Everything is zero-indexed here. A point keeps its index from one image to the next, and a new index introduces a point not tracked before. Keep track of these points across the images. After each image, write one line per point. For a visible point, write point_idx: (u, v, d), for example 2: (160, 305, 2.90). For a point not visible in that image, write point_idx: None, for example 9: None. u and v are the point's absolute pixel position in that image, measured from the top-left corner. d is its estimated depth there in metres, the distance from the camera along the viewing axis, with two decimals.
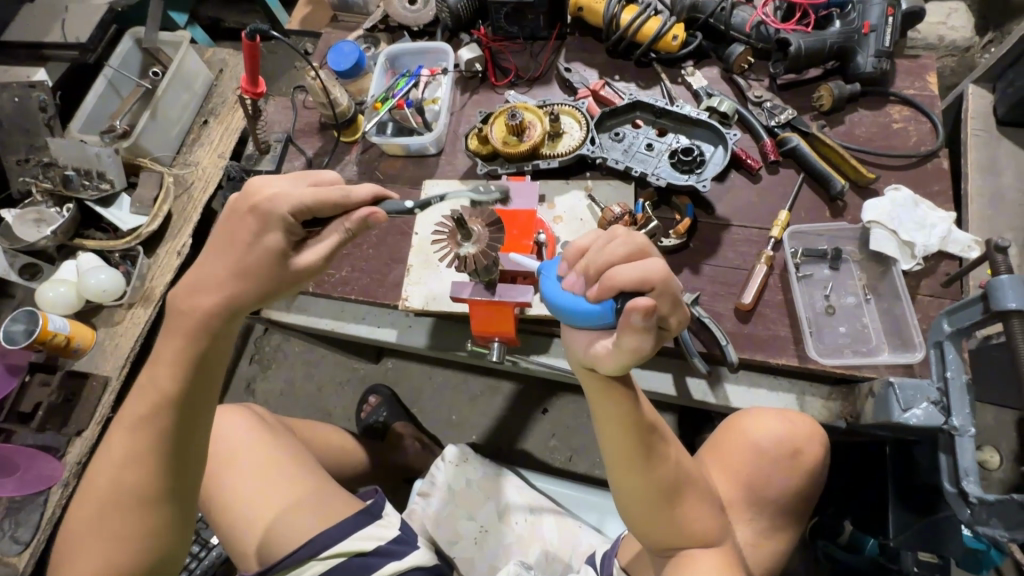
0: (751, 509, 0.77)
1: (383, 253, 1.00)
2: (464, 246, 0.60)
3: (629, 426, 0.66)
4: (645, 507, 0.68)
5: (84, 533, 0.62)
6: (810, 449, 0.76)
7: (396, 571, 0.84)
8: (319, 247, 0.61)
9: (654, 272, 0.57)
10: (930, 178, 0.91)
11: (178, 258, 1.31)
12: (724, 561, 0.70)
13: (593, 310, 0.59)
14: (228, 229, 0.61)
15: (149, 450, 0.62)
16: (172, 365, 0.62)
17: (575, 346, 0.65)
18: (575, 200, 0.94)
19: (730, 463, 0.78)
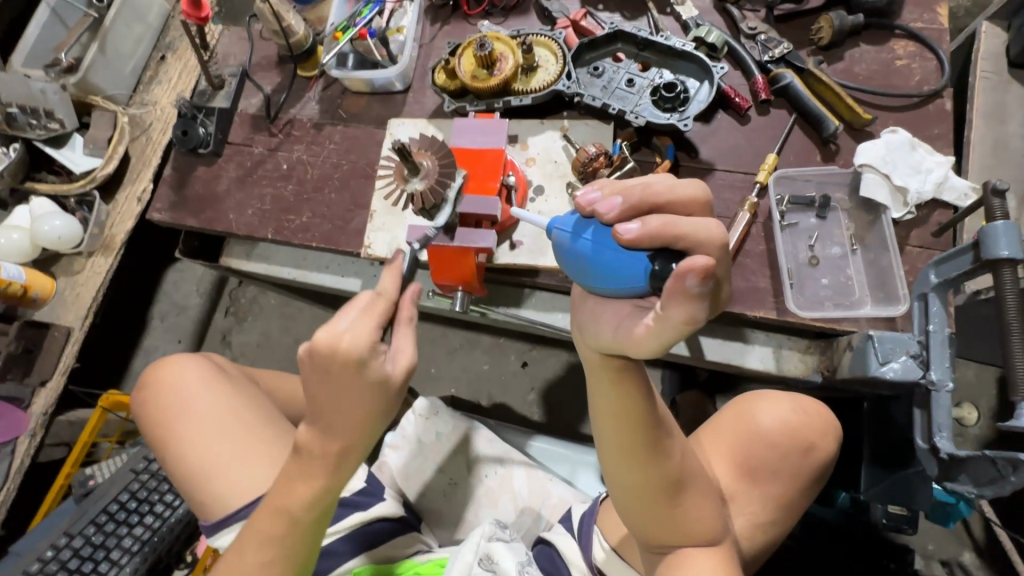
0: (754, 500, 0.73)
1: (346, 198, 0.94)
2: (412, 182, 0.55)
3: (638, 414, 0.64)
4: (644, 499, 0.65)
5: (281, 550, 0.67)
6: (824, 445, 0.75)
7: (361, 521, 0.84)
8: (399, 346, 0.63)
9: (700, 225, 0.53)
10: (932, 120, 0.84)
11: (138, 205, 1.25)
12: (723, 563, 0.65)
13: (626, 270, 0.54)
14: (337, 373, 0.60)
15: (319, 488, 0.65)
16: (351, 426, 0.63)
17: (603, 322, 0.58)
18: (549, 141, 0.87)
19: (734, 453, 0.74)
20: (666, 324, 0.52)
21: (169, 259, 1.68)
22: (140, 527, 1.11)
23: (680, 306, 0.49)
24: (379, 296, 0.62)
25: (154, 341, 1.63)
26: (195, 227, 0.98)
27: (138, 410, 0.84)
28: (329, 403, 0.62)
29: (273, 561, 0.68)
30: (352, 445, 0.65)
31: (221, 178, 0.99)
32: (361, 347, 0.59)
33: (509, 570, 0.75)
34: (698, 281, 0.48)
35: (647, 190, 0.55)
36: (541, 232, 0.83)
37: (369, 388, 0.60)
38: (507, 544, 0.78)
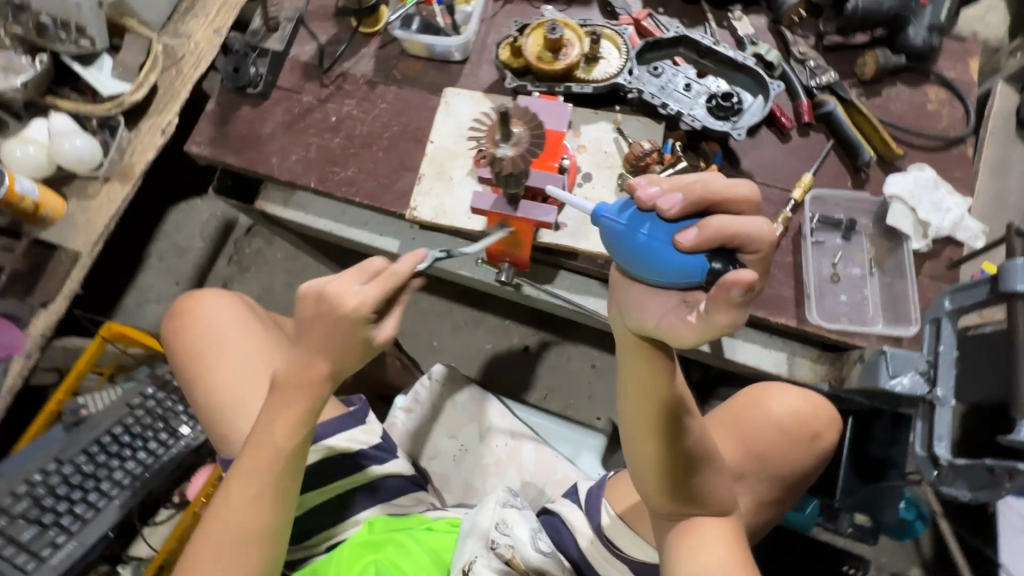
0: (761, 481, 0.77)
1: (394, 159, 0.94)
2: (502, 147, 0.57)
3: (666, 396, 0.65)
4: (660, 474, 0.68)
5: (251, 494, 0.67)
6: (829, 436, 0.81)
7: (376, 475, 0.87)
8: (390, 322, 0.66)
9: (758, 228, 0.53)
10: (953, 164, 0.91)
11: (161, 137, 1.21)
12: (732, 534, 0.70)
13: (680, 268, 0.53)
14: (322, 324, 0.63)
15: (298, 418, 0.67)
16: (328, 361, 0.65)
17: (644, 312, 0.57)
18: (602, 131, 0.91)
19: (747, 438, 0.78)
20: (708, 325, 0.52)
21: (175, 198, 1.64)
22: (132, 462, 1.09)
23: (727, 315, 0.50)
24: (389, 273, 0.63)
25: (150, 279, 1.59)
26: (234, 166, 0.97)
27: (168, 337, 0.84)
28: (314, 344, 0.65)
29: (261, 496, 0.67)
30: (336, 371, 0.66)
31: (266, 122, 0.98)
32: (342, 293, 0.62)
33: (522, 538, 0.75)
34: (743, 292, 0.49)
35: (707, 186, 0.54)
36: (586, 218, 0.86)
37: (353, 344, 0.64)
38: (521, 512, 0.79)
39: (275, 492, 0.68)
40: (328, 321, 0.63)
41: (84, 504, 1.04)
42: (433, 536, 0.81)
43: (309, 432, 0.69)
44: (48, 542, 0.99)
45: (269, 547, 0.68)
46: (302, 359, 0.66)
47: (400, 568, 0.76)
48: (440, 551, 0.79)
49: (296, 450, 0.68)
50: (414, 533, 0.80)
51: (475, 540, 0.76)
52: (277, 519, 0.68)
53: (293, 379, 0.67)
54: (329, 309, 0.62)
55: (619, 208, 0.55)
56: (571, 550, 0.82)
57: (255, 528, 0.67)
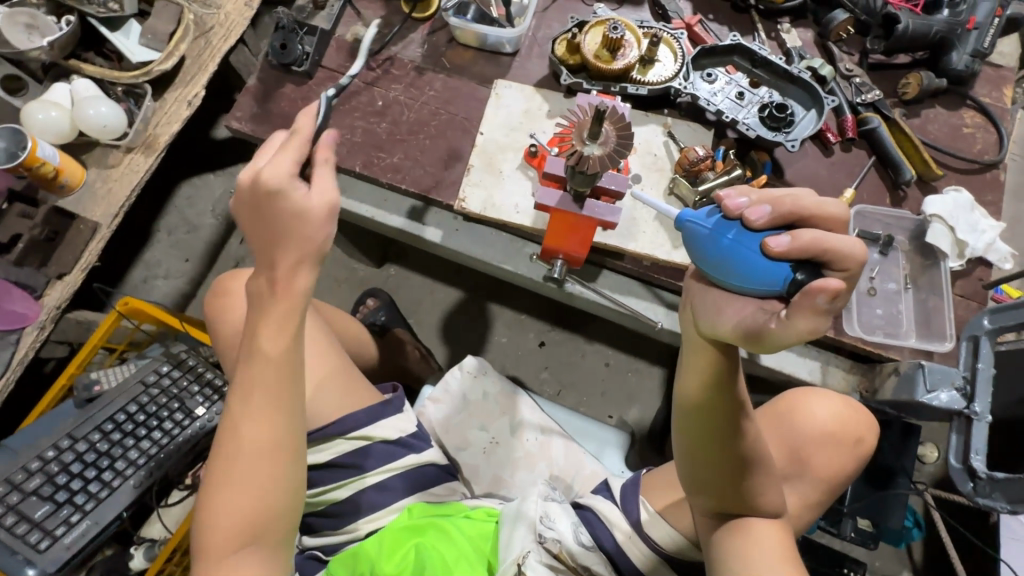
0: (802, 482, 0.77)
1: (441, 148, 0.94)
2: (589, 145, 0.57)
3: (727, 401, 0.65)
4: (713, 475, 0.69)
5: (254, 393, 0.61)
6: (869, 439, 0.81)
7: (413, 464, 0.84)
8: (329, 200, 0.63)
9: (850, 243, 0.53)
10: (986, 187, 0.94)
11: (188, 109, 1.17)
12: (780, 537, 0.71)
13: (764, 275, 0.53)
14: (274, 204, 0.60)
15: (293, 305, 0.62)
16: (304, 228, 0.60)
17: (718, 316, 0.57)
18: (652, 134, 0.91)
19: (790, 441, 0.78)
20: (789, 331, 0.52)
21: (188, 173, 1.59)
22: (147, 441, 1.07)
23: (811, 321, 0.50)
24: (297, 138, 0.62)
25: (158, 255, 1.55)
26: (275, 144, 0.95)
27: (211, 318, 0.80)
28: (272, 218, 0.60)
29: (270, 406, 0.62)
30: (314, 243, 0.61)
31: (310, 101, 0.96)
32: (277, 176, 0.60)
33: (565, 532, 0.76)
34: (828, 299, 0.49)
35: (795, 200, 0.55)
36: (634, 219, 0.87)
37: (308, 210, 0.60)
38: (561, 506, 0.80)
39: (285, 388, 0.62)
40: (292, 216, 0.60)
41: (98, 483, 1.01)
42: (473, 524, 0.80)
43: (300, 328, 0.62)
44: (61, 521, 0.97)
45: (290, 458, 0.63)
46: (268, 262, 0.61)
47: (441, 555, 0.74)
48: (480, 540, 0.78)
49: (289, 354, 0.62)
50: (455, 520, 0.79)
51: (523, 534, 0.76)
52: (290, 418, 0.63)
53: (273, 284, 0.61)
54: (279, 204, 0.60)
55: (705, 214, 0.56)
56: (606, 542, 0.79)
57: (268, 438, 0.61)
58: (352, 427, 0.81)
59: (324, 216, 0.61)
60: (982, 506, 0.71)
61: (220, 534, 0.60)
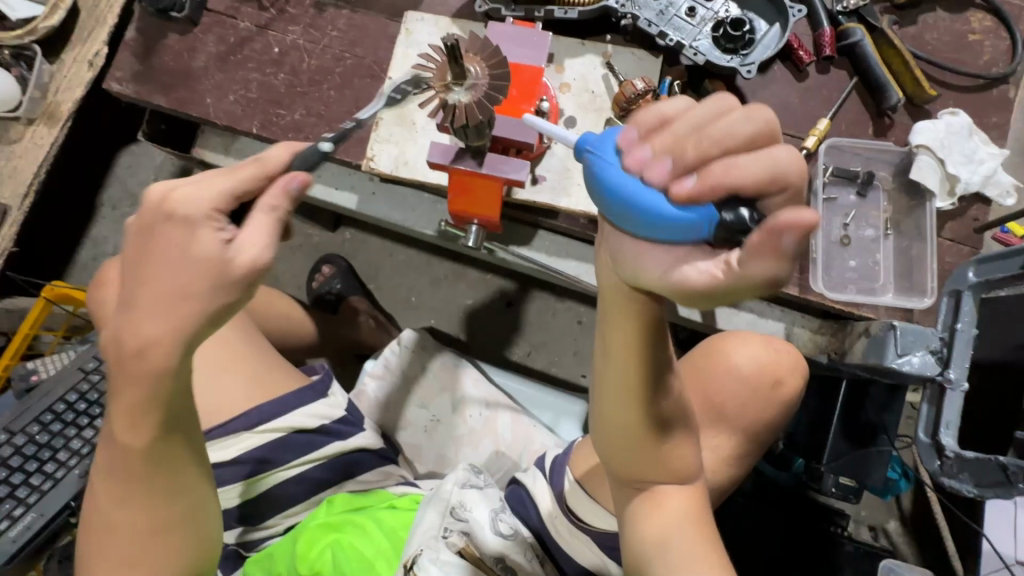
0: (717, 433, 0.69)
1: (347, 99, 0.81)
2: (455, 91, 0.47)
3: (647, 372, 0.56)
4: (630, 447, 0.61)
5: (120, 477, 0.50)
6: (791, 380, 0.71)
7: (339, 451, 0.80)
8: (254, 233, 0.41)
9: (784, 157, 0.39)
10: (990, 107, 0.79)
11: (88, 70, 1.05)
12: (696, 502, 0.63)
13: (684, 215, 0.39)
14: (157, 250, 0.41)
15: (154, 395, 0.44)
16: (162, 305, 0.41)
17: (641, 266, 0.42)
18: (589, 67, 0.78)
19: (707, 391, 0.70)
20: (733, 290, 0.37)
21: (124, 140, 1.49)
22: (90, 430, 1.04)
23: (760, 275, 0.35)
24: (255, 159, 0.43)
25: (105, 231, 1.48)
26: (164, 108, 0.84)
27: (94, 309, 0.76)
28: (149, 278, 0.41)
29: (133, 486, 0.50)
30: (173, 328, 0.41)
31: (197, 53, 0.84)
32: (190, 211, 0.40)
33: (482, 520, 0.71)
34: (797, 241, 0.34)
35: (701, 137, 0.39)
36: (567, 170, 0.76)
37: (190, 271, 0.40)
38: (482, 492, 0.73)
39: (144, 478, 0.49)
40: (175, 265, 0.40)
41: (40, 476, 0.99)
42: (394, 515, 0.75)
43: (164, 423, 0.47)
44: (5, 515, 0.96)
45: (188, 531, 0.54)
46: (123, 327, 0.42)
47: (358, 552, 0.70)
48: (399, 532, 0.74)
49: (157, 439, 0.48)
50: (374, 513, 0.75)
51: (422, 534, 0.67)
52: (171, 500, 0.52)
53: (122, 361, 0.43)
54: (173, 271, 0.40)
55: (604, 143, 0.43)
56: (532, 521, 0.76)
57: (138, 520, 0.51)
58: (258, 419, 0.76)
59: (244, 282, 0.41)
60: (947, 489, 0.64)
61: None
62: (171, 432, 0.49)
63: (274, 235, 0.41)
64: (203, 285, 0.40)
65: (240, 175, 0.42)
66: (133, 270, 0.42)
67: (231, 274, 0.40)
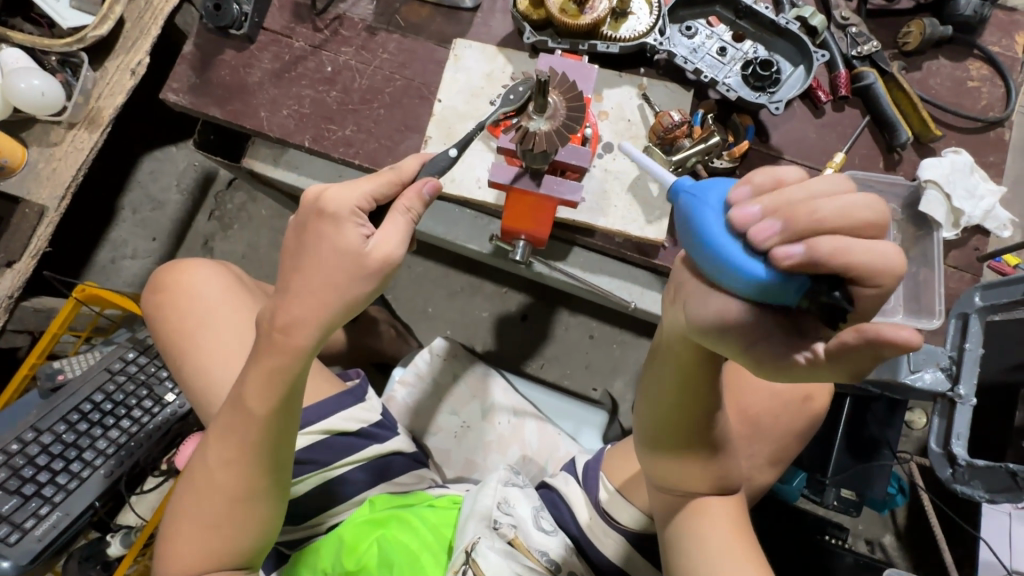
0: (753, 444, 0.74)
1: (397, 117, 0.86)
2: (536, 121, 0.52)
3: (698, 398, 0.60)
4: (681, 473, 0.66)
5: (226, 447, 0.60)
6: (819, 397, 0.77)
7: (377, 453, 0.82)
8: (391, 231, 0.53)
9: (885, 255, 0.41)
10: (988, 147, 0.87)
11: (130, 78, 1.09)
12: (736, 512, 0.68)
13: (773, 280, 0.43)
14: (314, 239, 0.52)
15: (285, 371, 0.56)
16: (314, 284, 0.52)
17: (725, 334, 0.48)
18: (626, 97, 0.84)
19: (743, 407, 0.74)
20: (821, 369, 0.44)
21: (148, 145, 1.51)
22: (116, 430, 1.05)
23: (852, 366, 0.41)
24: (392, 171, 0.56)
25: (124, 234, 1.49)
26: (217, 118, 0.88)
27: (152, 311, 0.80)
28: (301, 267, 0.53)
29: (238, 458, 0.60)
30: (310, 317, 0.53)
31: (253, 69, 0.88)
32: (341, 209, 0.52)
33: (525, 517, 0.77)
34: (896, 354, 0.39)
35: (815, 212, 0.42)
36: (605, 192, 0.81)
37: (342, 260, 0.52)
38: (523, 490, 0.79)
39: (257, 449, 0.59)
40: (334, 254, 0.52)
41: (66, 475, 1.00)
42: (435, 512, 0.80)
43: (285, 397, 0.57)
44: (30, 514, 0.96)
45: (265, 503, 0.62)
46: (282, 304, 0.54)
47: (404, 544, 0.75)
48: (441, 528, 0.79)
49: (273, 413, 0.58)
50: (417, 510, 0.79)
51: (476, 522, 0.73)
52: (267, 475, 0.61)
53: (270, 335, 0.55)
54: (330, 271, 0.52)
55: (713, 199, 0.46)
56: (569, 524, 0.79)
57: (237, 488, 0.61)
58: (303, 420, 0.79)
59: (378, 271, 0.53)
60: (959, 494, 0.72)
61: (182, 555, 0.62)
62: (285, 410, 0.58)
63: (407, 234, 0.54)
64: (344, 269, 0.52)
65: (381, 181, 0.55)
66: (295, 254, 0.53)
67: (368, 265, 0.52)
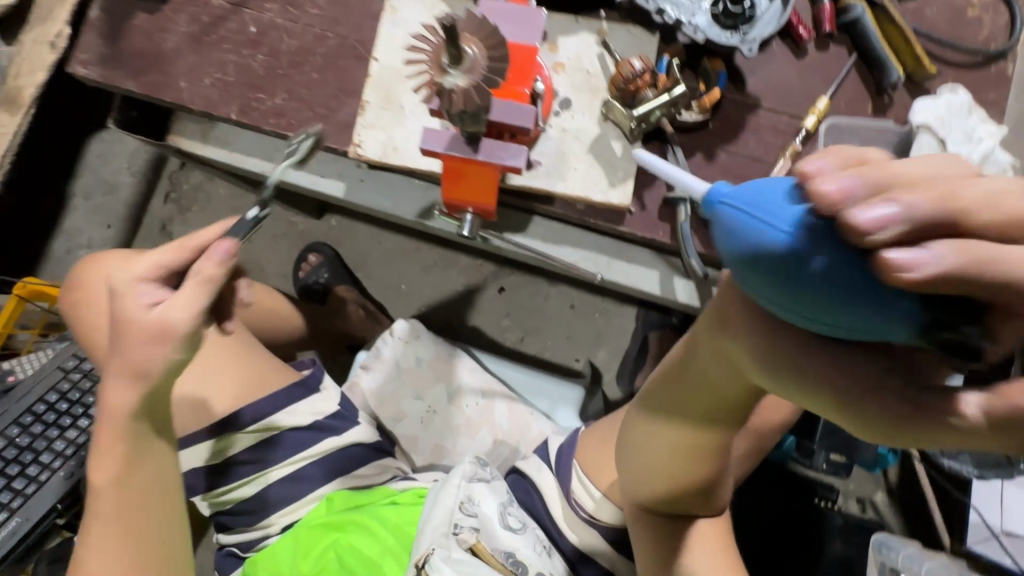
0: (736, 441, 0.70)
1: (331, 80, 0.77)
2: (451, 74, 0.44)
3: (724, 413, 0.50)
4: (675, 494, 0.60)
5: (104, 505, 0.66)
6: None
7: (334, 446, 0.78)
8: (182, 300, 0.57)
9: None
10: (990, 83, 0.78)
11: (51, 52, 0.97)
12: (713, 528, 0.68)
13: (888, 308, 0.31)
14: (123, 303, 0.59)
15: (121, 421, 0.62)
16: (140, 346, 0.58)
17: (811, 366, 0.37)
18: (584, 45, 0.75)
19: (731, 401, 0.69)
20: (963, 436, 0.33)
21: (94, 126, 1.42)
22: (73, 431, 1.01)
23: (1018, 439, 0.32)
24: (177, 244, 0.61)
25: (78, 223, 1.42)
26: (134, 93, 0.79)
27: (73, 312, 0.77)
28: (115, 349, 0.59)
29: (116, 515, 0.66)
30: (135, 386, 0.60)
31: (168, 33, 0.78)
32: (123, 283, 0.60)
33: (490, 513, 0.73)
34: None
35: (942, 196, 0.30)
36: (563, 154, 0.73)
37: (132, 321, 0.58)
38: (489, 485, 0.75)
39: (137, 497, 0.66)
40: (139, 318, 0.58)
41: (24, 479, 0.97)
42: (396, 511, 0.76)
43: (129, 451, 0.64)
44: None
45: (174, 536, 0.69)
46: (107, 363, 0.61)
47: (361, 551, 0.72)
48: (403, 527, 0.75)
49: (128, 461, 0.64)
50: (376, 511, 0.75)
51: (434, 531, 0.69)
52: (156, 515, 0.67)
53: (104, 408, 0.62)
54: (134, 341, 0.58)
55: (750, 195, 0.35)
56: (538, 513, 0.79)
57: (128, 535, 0.66)
58: (248, 418, 0.75)
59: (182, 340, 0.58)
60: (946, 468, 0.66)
61: None
62: (134, 459, 0.65)
63: (200, 300, 0.57)
64: (142, 348, 0.58)
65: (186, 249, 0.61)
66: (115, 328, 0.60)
67: (169, 334, 0.57)
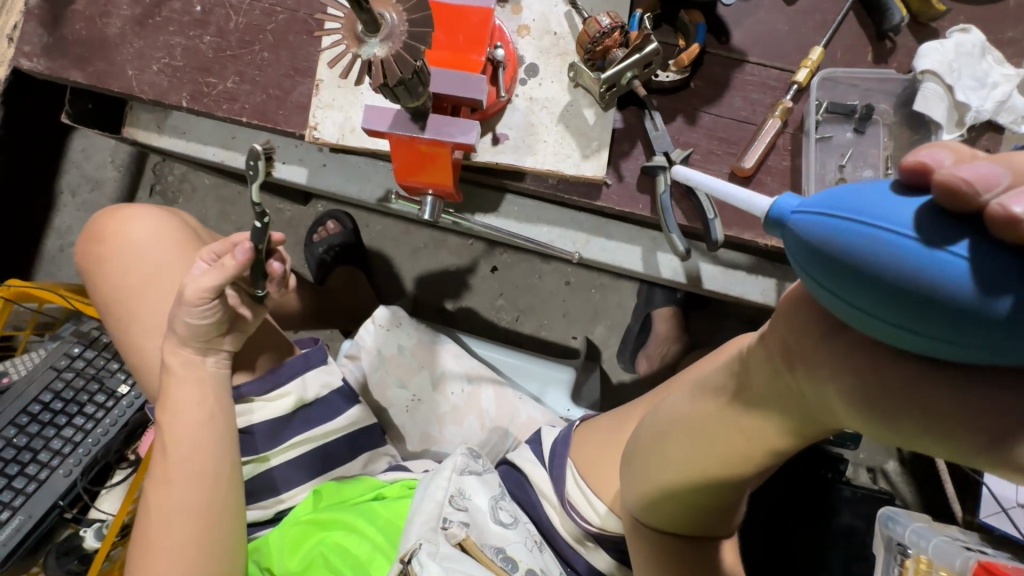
0: None
1: (283, 59, 0.73)
2: (370, 44, 0.40)
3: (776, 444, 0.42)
4: (689, 514, 0.53)
5: (177, 471, 0.69)
6: None
7: (322, 434, 0.78)
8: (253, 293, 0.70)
9: None
10: (1008, 19, 0.69)
11: (7, 46, 0.93)
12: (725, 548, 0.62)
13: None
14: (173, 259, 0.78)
15: (206, 386, 0.71)
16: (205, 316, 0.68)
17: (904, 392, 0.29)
18: (550, 4, 0.69)
19: None
20: None
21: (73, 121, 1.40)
22: (70, 429, 1.02)
23: None
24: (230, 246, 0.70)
25: (66, 220, 1.41)
26: (83, 84, 0.75)
27: (92, 252, 0.82)
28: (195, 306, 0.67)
29: (201, 477, 0.68)
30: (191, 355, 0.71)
31: (111, 18, 0.74)
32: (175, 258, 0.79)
33: (481, 506, 0.72)
34: None
35: None
36: (531, 125, 0.68)
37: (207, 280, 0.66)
38: (480, 478, 0.74)
39: (214, 464, 0.69)
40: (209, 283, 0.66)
41: (23, 478, 0.98)
42: (386, 505, 0.75)
43: (210, 413, 0.70)
44: None
45: (228, 521, 0.69)
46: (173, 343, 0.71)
47: (349, 551, 0.71)
48: (392, 522, 0.74)
49: (207, 423, 0.70)
50: (364, 510, 0.74)
51: (421, 526, 0.66)
52: (225, 488, 0.69)
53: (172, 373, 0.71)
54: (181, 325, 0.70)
55: (860, 196, 0.27)
56: (531, 506, 0.78)
57: (191, 504, 0.67)
58: (274, 383, 0.76)
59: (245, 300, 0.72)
60: None
61: None
62: (212, 427, 0.70)
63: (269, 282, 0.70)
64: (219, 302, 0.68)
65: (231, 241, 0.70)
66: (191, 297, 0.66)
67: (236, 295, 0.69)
